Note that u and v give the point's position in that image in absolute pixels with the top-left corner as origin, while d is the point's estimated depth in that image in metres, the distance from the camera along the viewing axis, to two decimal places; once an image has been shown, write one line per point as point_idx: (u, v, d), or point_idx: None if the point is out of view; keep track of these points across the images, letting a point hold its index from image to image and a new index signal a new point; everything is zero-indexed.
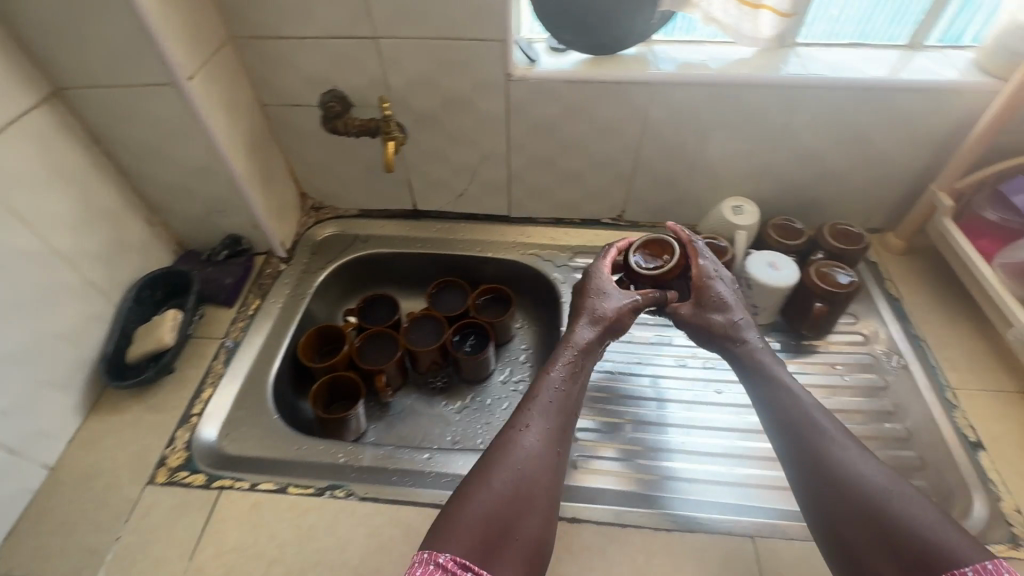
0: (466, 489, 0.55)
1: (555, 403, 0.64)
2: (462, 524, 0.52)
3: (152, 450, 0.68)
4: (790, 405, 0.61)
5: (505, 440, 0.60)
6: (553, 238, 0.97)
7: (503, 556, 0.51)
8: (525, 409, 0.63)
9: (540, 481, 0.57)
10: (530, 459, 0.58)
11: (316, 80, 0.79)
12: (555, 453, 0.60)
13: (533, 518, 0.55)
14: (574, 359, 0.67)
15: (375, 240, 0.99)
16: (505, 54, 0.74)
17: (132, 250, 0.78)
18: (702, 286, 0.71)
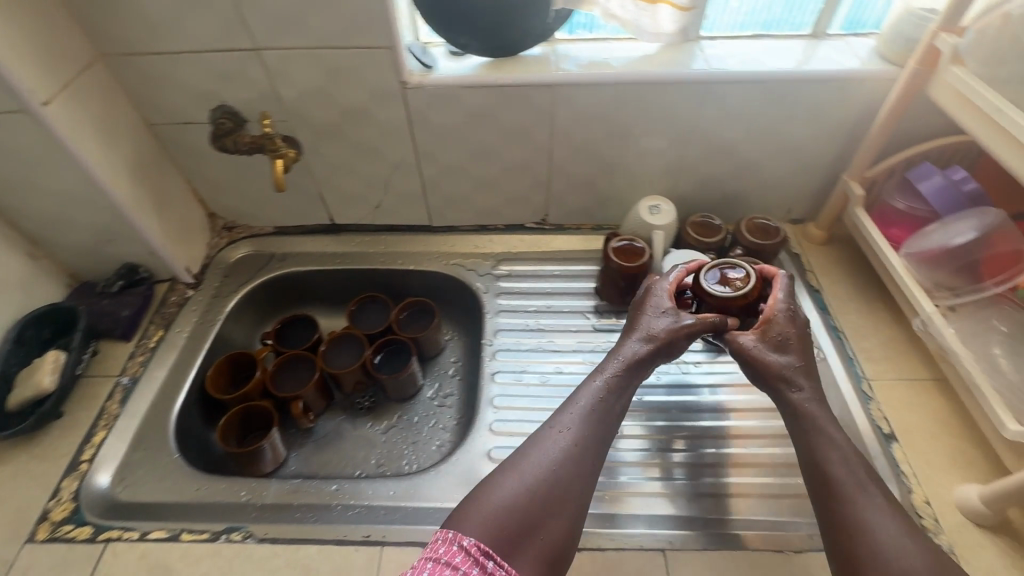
0: (495, 478, 0.57)
1: (596, 416, 0.62)
2: (485, 514, 0.54)
3: (36, 503, 0.65)
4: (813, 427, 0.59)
5: (545, 439, 0.60)
6: (477, 246, 0.95)
7: (524, 552, 0.53)
8: (566, 411, 0.63)
9: (570, 497, 0.56)
10: (563, 466, 0.58)
11: (201, 96, 0.75)
12: (588, 466, 0.59)
13: (559, 519, 0.55)
14: (618, 374, 0.65)
15: (293, 258, 0.95)
16: (395, 61, 0.70)
17: (11, 289, 0.73)
18: (776, 318, 0.64)
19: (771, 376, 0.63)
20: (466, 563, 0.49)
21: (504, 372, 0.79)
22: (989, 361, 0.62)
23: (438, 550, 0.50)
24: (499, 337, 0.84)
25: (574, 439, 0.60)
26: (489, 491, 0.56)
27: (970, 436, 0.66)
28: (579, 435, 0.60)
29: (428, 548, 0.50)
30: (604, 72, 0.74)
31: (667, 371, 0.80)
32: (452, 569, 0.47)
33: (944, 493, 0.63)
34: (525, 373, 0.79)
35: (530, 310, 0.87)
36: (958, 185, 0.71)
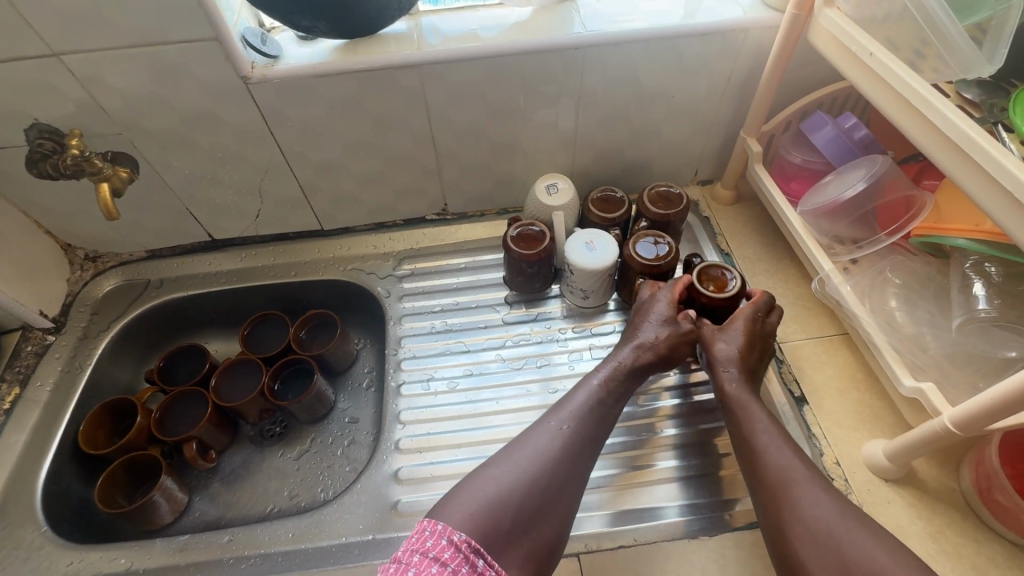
0: (490, 469, 0.53)
1: (590, 411, 0.59)
2: (481, 505, 0.50)
3: None
4: (737, 410, 0.59)
5: (546, 433, 0.57)
6: (377, 246, 0.88)
7: (513, 552, 0.49)
8: (567, 403, 0.60)
9: (564, 501, 0.53)
10: (560, 463, 0.55)
11: (5, 115, 0.64)
12: (584, 469, 0.56)
13: (550, 521, 0.52)
14: (620, 378, 0.63)
15: (173, 283, 0.85)
16: (228, 54, 0.62)
17: None
18: (740, 315, 0.63)
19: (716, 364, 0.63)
20: (455, 560, 0.45)
21: (411, 383, 0.74)
22: (886, 314, 0.61)
23: (425, 543, 0.46)
24: (405, 344, 0.78)
25: (573, 434, 0.57)
26: (482, 482, 0.52)
27: (875, 389, 0.66)
28: (576, 432, 0.57)
29: (412, 538, 0.47)
30: (473, 44, 0.67)
31: (580, 358, 0.75)
32: (439, 566, 0.44)
33: (854, 451, 0.62)
34: (432, 380, 0.74)
35: (436, 310, 0.81)
36: (848, 133, 0.69)
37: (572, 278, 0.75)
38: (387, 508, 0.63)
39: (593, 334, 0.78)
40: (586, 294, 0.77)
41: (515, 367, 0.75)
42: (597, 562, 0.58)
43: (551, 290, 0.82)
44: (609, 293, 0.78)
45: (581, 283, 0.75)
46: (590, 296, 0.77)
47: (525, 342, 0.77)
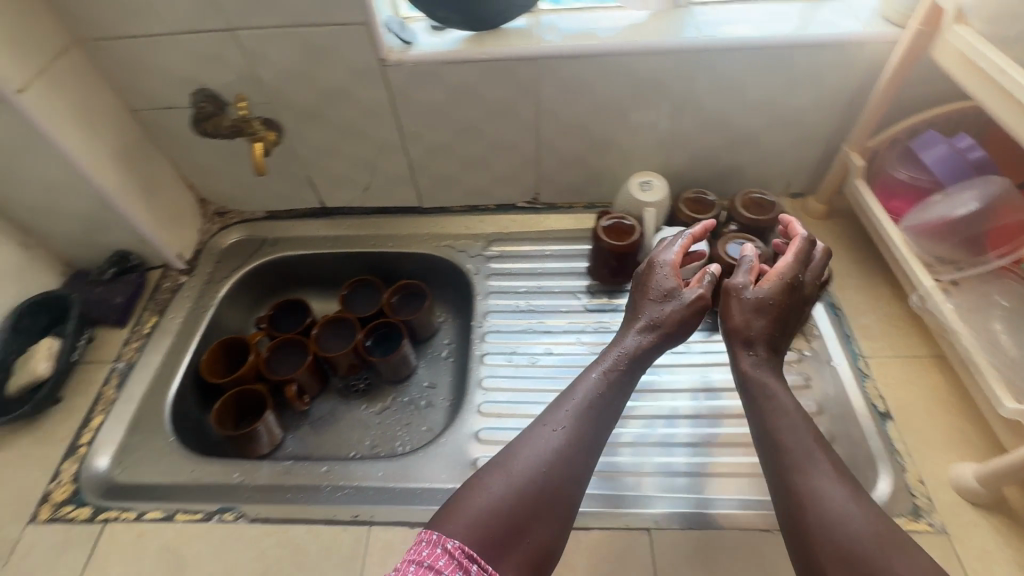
0: (484, 476, 0.55)
1: (591, 407, 0.60)
2: (472, 514, 0.52)
3: (35, 485, 0.65)
4: (767, 406, 0.58)
5: (536, 439, 0.58)
6: (468, 226, 0.93)
7: (511, 554, 0.51)
8: (563, 406, 0.60)
9: (561, 497, 0.55)
10: (555, 465, 0.56)
11: (181, 80, 0.74)
12: (583, 462, 0.57)
13: (546, 521, 0.53)
14: (621, 370, 0.64)
15: (285, 242, 0.94)
16: (372, 37, 0.69)
17: (4, 278, 0.73)
18: (772, 279, 0.63)
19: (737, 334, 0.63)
20: (449, 567, 0.48)
21: (494, 355, 0.78)
22: (989, 336, 0.60)
23: (421, 553, 0.49)
24: (490, 319, 0.82)
25: (567, 437, 0.58)
26: (480, 488, 0.54)
27: (967, 414, 0.65)
28: (572, 431, 0.58)
29: (411, 550, 0.50)
30: (591, 42, 0.71)
31: None
32: None
33: (940, 472, 0.61)
34: (515, 354, 0.78)
35: (520, 291, 0.85)
36: (962, 154, 0.68)
37: None
38: (467, 464, 0.68)
39: None
40: None
41: (592, 352, 0.78)
42: (666, 541, 0.61)
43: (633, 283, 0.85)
44: None
45: None
46: None
47: (604, 329, 0.80)
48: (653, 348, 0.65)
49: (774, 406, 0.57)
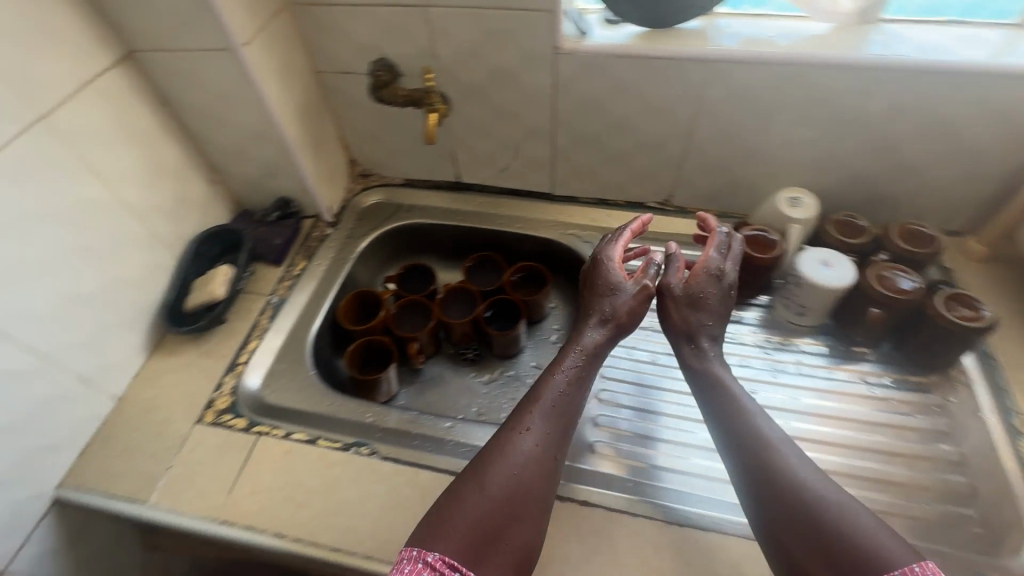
0: (460, 487, 0.57)
1: (556, 406, 0.64)
2: (456, 524, 0.54)
3: (202, 391, 0.74)
4: (737, 411, 0.61)
5: (504, 441, 0.60)
6: (595, 219, 0.95)
7: (494, 553, 0.53)
8: (528, 410, 0.63)
9: (535, 495, 0.57)
10: (527, 461, 0.59)
11: (367, 48, 0.80)
12: (553, 457, 0.60)
13: (524, 519, 0.56)
14: (581, 367, 0.67)
15: (419, 210, 1.00)
16: (554, 25, 0.71)
17: (193, 207, 0.83)
18: (699, 278, 0.70)
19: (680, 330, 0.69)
20: None
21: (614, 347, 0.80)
22: None
23: (404, 570, 0.50)
24: None
25: (533, 435, 0.61)
26: (457, 499, 0.56)
27: None
28: (541, 432, 0.61)
29: (395, 568, 0.51)
30: (769, 50, 0.70)
31: (784, 371, 0.76)
32: None
33: None
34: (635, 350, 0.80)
35: None
36: None
37: (794, 292, 0.76)
38: (583, 446, 0.70)
39: (798, 351, 0.78)
40: (801, 311, 0.78)
41: None
42: None
43: (759, 298, 0.84)
44: (828, 315, 0.77)
45: (804, 299, 0.75)
46: (806, 315, 0.78)
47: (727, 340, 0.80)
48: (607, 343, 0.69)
49: (734, 405, 0.62)
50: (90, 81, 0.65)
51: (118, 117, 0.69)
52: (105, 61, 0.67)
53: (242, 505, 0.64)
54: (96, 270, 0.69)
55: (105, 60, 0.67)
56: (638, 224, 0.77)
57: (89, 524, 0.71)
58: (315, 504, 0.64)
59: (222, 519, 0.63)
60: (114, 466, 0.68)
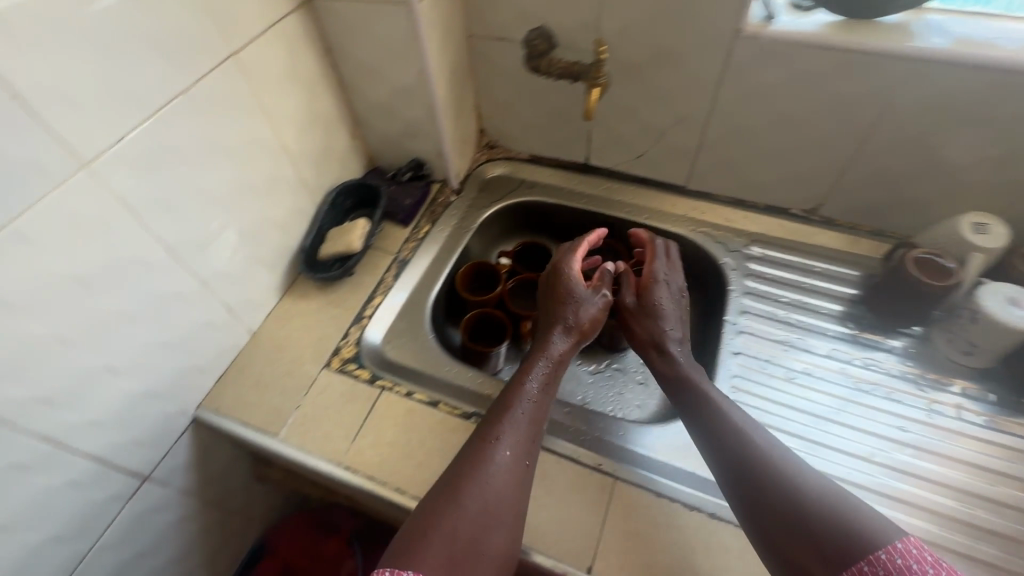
0: (433, 504, 0.54)
1: (528, 414, 0.62)
2: (439, 540, 0.51)
3: (330, 338, 0.76)
4: (721, 426, 0.59)
5: (480, 446, 0.59)
6: (730, 219, 0.90)
7: (473, 567, 0.51)
8: (504, 415, 0.61)
9: (509, 503, 0.56)
10: (505, 464, 0.58)
11: (529, 15, 0.78)
12: (526, 463, 0.59)
13: (500, 529, 0.54)
14: (548, 373, 0.66)
15: (541, 188, 0.98)
16: (744, 7, 0.66)
17: (335, 158, 0.85)
18: (654, 289, 0.74)
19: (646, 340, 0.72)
20: None
21: (746, 356, 0.75)
22: None
23: None
24: (744, 320, 0.78)
25: (513, 437, 0.60)
26: (429, 515, 0.53)
27: None
28: (515, 439, 0.59)
29: None
30: (992, 54, 0.62)
31: (941, 413, 0.69)
32: None
33: None
34: (769, 363, 0.74)
35: (780, 300, 0.80)
36: None
37: (967, 327, 0.69)
38: None
39: (959, 392, 0.70)
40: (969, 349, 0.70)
41: (856, 388, 0.71)
42: None
43: (912, 328, 0.76)
44: (998, 359, 0.70)
45: (979, 337, 0.68)
46: (973, 354, 0.70)
47: (873, 368, 0.73)
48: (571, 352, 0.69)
49: (723, 418, 0.60)
50: (274, 23, 0.67)
51: (291, 62, 0.71)
52: (289, 5, 0.68)
53: (366, 454, 0.65)
54: (254, 208, 0.71)
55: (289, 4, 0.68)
56: (594, 237, 0.79)
57: (215, 446, 0.75)
58: (437, 467, 0.64)
59: (345, 465, 0.65)
60: (248, 396, 0.71)
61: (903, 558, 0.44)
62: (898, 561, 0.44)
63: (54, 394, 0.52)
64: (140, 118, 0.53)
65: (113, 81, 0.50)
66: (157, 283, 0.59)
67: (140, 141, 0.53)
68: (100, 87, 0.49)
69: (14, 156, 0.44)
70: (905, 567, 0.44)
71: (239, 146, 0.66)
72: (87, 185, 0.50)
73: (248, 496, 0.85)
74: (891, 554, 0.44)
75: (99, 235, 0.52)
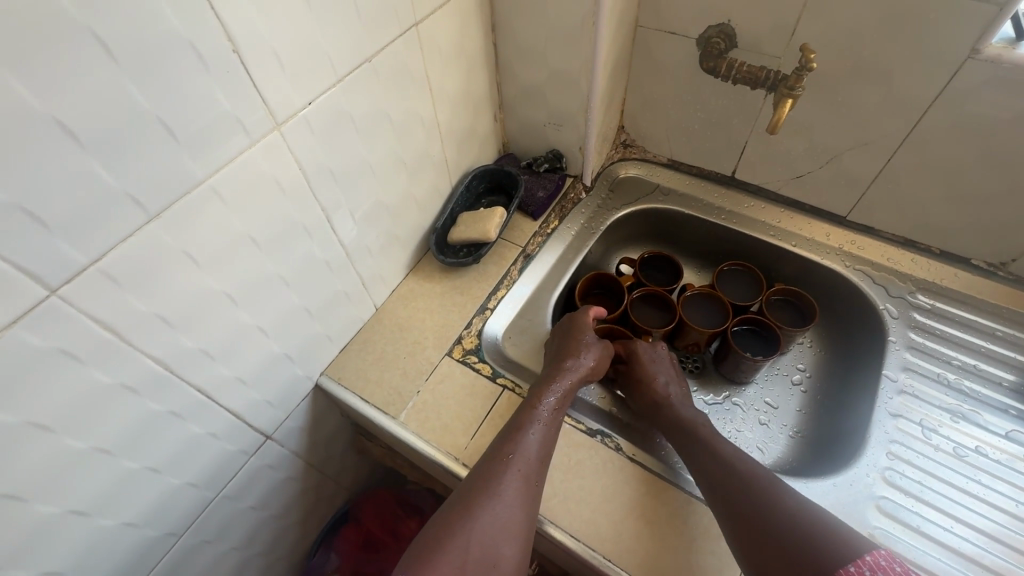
0: (441, 516, 0.53)
1: (537, 433, 0.59)
2: (451, 553, 0.49)
3: (452, 326, 0.74)
4: (710, 454, 0.57)
5: (492, 464, 0.56)
6: (893, 260, 0.80)
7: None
8: (515, 433, 0.58)
9: (519, 515, 0.52)
10: (518, 481, 0.55)
11: (714, 10, 0.71)
12: (537, 476, 0.56)
13: (508, 540, 0.51)
14: (562, 400, 0.63)
15: (676, 196, 0.92)
16: (993, 24, 0.57)
17: (476, 140, 0.82)
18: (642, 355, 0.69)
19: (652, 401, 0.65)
20: None
21: (905, 419, 0.66)
22: None
23: None
24: (905, 377, 0.70)
25: (525, 453, 0.57)
26: (439, 525, 0.52)
27: None
28: (524, 455, 0.56)
29: None
30: None
31: None
32: None
33: None
34: (932, 432, 0.65)
35: (951, 363, 0.71)
36: None
37: None
38: (864, 530, 0.58)
39: None
40: None
41: None
42: None
43: None
44: None
45: None
46: None
47: None
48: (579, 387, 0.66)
49: (714, 450, 0.57)
50: None
51: (461, 37, 0.68)
52: None
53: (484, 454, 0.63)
54: (402, 183, 0.69)
55: None
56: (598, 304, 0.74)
57: (327, 414, 0.75)
58: (557, 482, 0.61)
59: (463, 462, 0.63)
60: (369, 372, 0.70)
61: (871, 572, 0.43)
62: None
63: (215, 349, 0.52)
64: (329, 83, 0.51)
65: (316, 42, 0.48)
66: (312, 249, 0.59)
67: (325, 106, 0.52)
68: (308, 47, 0.48)
69: (225, 110, 0.43)
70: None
71: (401, 119, 0.64)
72: (276, 145, 0.49)
73: (342, 466, 0.85)
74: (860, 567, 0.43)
75: (274, 196, 0.51)
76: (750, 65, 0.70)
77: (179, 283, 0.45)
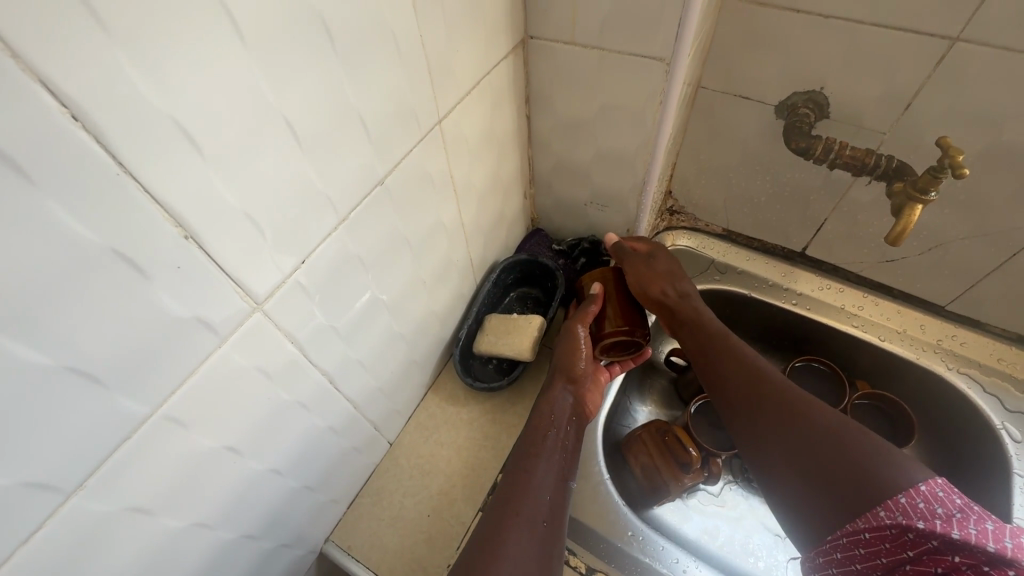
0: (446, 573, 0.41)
1: (541, 461, 0.50)
2: None
3: (486, 467, 0.60)
4: (739, 370, 0.50)
5: (492, 512, 0.45)
6: (1005, 361, 0.67)
7: None
8: (520, 476, 0.48)
9: (516, 547, 0.42)
10: (523, 524, 0.44)
11: (803, 75, 0.57)
12: (538, 511, 0.45)
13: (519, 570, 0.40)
14: (565, 423, 0.55)
15: (735, 274, 0.78)
16: None
17: (504, 226, 0.68)
18: (652, 260, 0.61)
19: (675, 299, 0.59)
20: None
21: None
22: None
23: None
24: None
25: (531, 489, 0.47)
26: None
27: None
28: (516, 484, 0.47)
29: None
30: None
31: None
32: None
33: None
34: None
35: None
36: None
37: None
38: None
39: None
40: None
41: None
42: None
43: None
44: None
45: None
46: None
47: None
48: (589, 393, 0.59)
49: (738, 363, 0.51)
50: (487, 73, 0.49)
51: (491, 120, 0.54)
52: (505, 48, 0.51)
53: None
54: (422, 302, 0.55)
55: (505, 46, 0.51)
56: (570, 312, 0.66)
57: None
58: None
59: None
60: (387, 537, 0.56)
61: (927, 502, 0.35)
62: (921, 507, 0.35)
63: None
64: (330, 227, 0.37)
65: (310, 182, 0.34)
66: (311, 421, 0.45)
67: (326, 256, 0.38)
68: (300, 193, 0.34)
69: (179, 316, 0.29)
70: (928, 512, 0.35)
71: (420, 235, 0.50)
72: (258, 329, 0.35)
73: None
74: (912, 497, 0.36)
75: (258, 389, 0.37)
76: (853, 148, 0.58)
77: (123, 550, 0.32)
